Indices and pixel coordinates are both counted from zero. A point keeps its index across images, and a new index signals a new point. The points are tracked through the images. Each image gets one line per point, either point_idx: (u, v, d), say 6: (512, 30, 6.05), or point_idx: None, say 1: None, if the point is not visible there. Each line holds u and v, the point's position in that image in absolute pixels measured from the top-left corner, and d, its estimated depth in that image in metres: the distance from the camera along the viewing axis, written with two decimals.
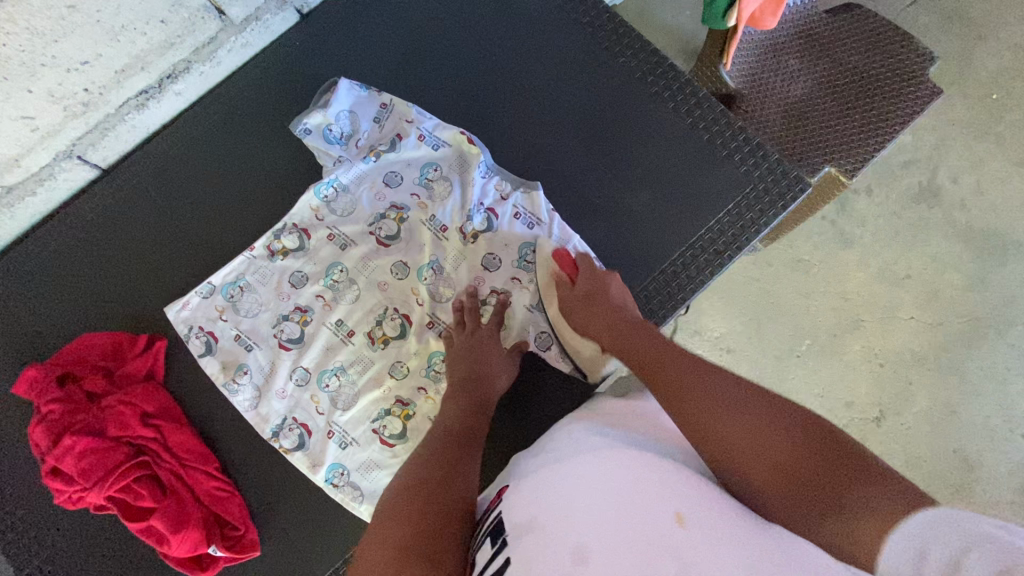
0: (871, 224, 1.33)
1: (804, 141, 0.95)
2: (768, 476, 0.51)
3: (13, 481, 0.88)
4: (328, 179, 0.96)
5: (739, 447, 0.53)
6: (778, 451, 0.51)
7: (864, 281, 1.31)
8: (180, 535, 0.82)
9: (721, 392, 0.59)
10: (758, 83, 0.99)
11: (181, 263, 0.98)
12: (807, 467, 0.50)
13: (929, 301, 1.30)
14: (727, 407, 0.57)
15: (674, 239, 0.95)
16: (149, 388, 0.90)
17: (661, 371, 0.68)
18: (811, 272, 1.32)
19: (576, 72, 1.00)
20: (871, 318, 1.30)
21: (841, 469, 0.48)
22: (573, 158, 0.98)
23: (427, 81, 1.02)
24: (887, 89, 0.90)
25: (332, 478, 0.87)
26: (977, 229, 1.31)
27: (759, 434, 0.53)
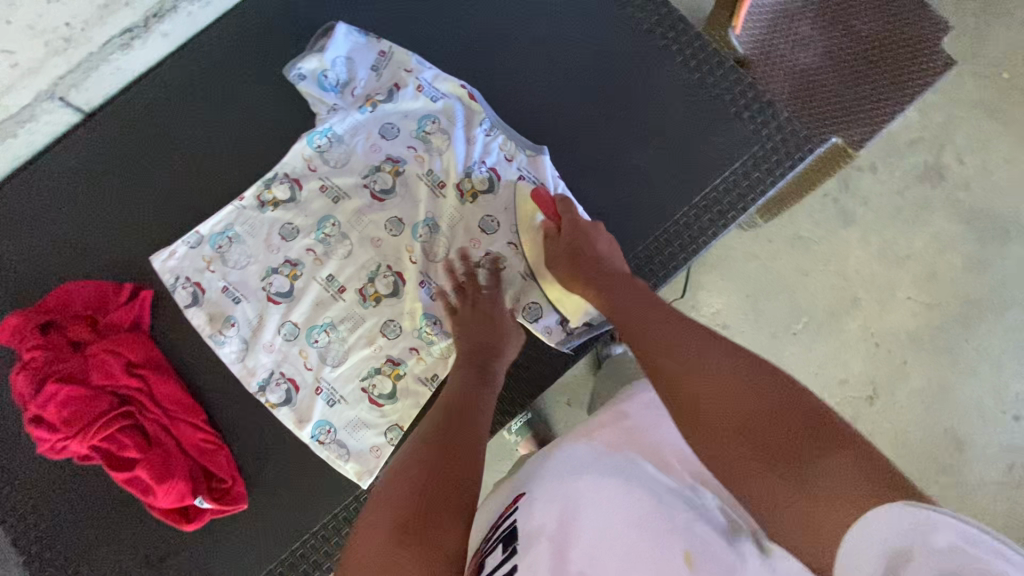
0: (874, 201, 1.31)
1: (818, 108, 0.91)
2: (730, 435, 0.46)
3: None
4: (322, 129, 0.93)
5: (706, 409, 0.48)
6: (759, 425, 0.45)
7: (865, 259, 1.29)
8: (166, 485, 0.81)
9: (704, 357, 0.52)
10: (772, 47, 0.92)
11: (167, 213, 0.95)
12: (777, 434, 0.44)
13: (928, 281, 1.28)
14: (696, 363, 0.52)
15: (676, 201, 0.92)
16: (134, 337, 0.88)
17: (643, 326, 0.61)
18: (811, 248, 1.30)
19: (581, 27, 0.96)
20: (869, 297, 1.28)
21: (816, 435, 0.43)
22: (576, 114, 0.94)
23: (427, 29, 0.97)
24: (900, 57, 0.90)
25: (318, 435, 0.86)
26: (981, 209, 1.29)
27: (739, 403, 0.47)
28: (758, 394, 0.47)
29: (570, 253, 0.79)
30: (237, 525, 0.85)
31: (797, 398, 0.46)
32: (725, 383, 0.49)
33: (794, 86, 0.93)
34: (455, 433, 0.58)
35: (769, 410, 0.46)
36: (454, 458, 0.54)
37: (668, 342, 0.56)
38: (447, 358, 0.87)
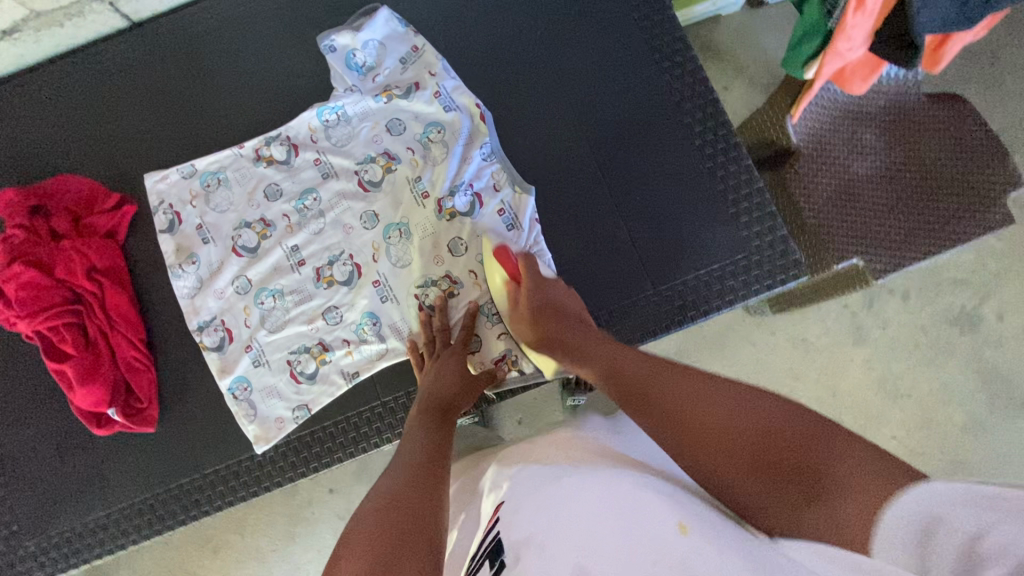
0: (893, 329, 1.28)
1: (835, 212, 1.03)
2: (753, 472, 0.49)
3: None
4: (333, 104, 0.95)
5: (711, 447, 0.52)
6: (763, 450, 0.49)
7: (861, 381, 1.27)
8: (86, 388, 0.86)
9: (700, 399, 0.56)
10: (823, 144, 1.05)
11: (168, 137, 0.99)
12: (787, 455, 0.48)
13: (917, 426, 1.25)
14: (691, 402, 0.56)
15: (642, 282, 0.89)
16: (106, 245, 0.93)
17: (630, 379, 0.64)
18: (809, 354, 1.28)
19: (616, 79, 0.94)
20: (852, 420, 1.26)
21: (816, 440, 0.47)
22: (576, 164, 0.92)
23: (461, 35, 0.97)
24: (958, 204, 0.97)
25: (234, 389, 0.90)
26: (1001, 373, 1.25)
27: (752, 429, 0.51)
28: (756, 420, 0.51)
29: (539, 302, 0.81)
30: (138, 442, 0.90)
31: (785, 413, 0.51)
32: (729, 426, 0.52)
33: (832, 189, 1.04)
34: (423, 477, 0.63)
35: (773, 434, 0.50)
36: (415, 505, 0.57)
37: (660, 396, 0.59)
38: (384, 361, 0.91)
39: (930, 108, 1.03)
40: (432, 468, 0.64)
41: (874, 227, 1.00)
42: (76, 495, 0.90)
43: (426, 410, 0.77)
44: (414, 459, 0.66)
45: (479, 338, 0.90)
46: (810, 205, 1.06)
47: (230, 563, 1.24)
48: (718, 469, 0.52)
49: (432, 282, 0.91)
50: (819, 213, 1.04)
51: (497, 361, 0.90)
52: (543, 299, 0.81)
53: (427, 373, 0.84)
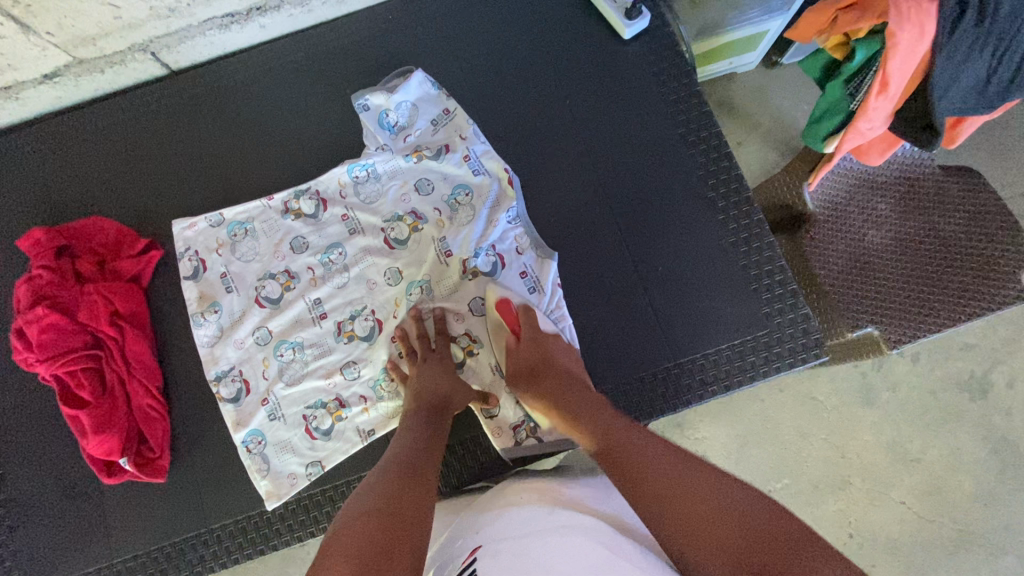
0: (903, 392, 1.27)
1: (850, 285, 1.02)
2: (727, 558, 0.52)
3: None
4: (364, 162, 0.97)
5: (678, 508, 0.58)
6: (716, 519, 0.55)
7: (870, 445, 1.26)
8: (100, 436, 0.85)
9: (691, 481, 0.60)
10: (833, 216, 1.08)
11: (197, 186, 1.00)
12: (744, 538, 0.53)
13: (927, 493, 1.23)
14: (666, 474, 0.62)
15: (663, 354, 0.89)
16: (129, 289, 0.93)
17: (617, 452, 0.67)
18: (819, 415, 1.27)
19: (640, 147, 0.96)
20: (861, 485, 1.24)
21: (778, 525, 0.53)
22: (600, 231, 0.93)
23: (493, 98, 0.99)
24: (966, 278, 0.90)
25: (248, 442, 0.90)
26: (1012, 442, 1.24)
27: (724, 518, 0.55)
28: (735, 507, 0.56)
29: (538, 359, 0.83)
30: (148, 492, 0.90)
31: (762, 504, 0.56)
32: (713, 513, 0.56)
33: (846, 262, 1.04)
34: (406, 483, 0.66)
35: (753, 524, 0.54)
36: (404, 519, 0.60)
37: (658, 479, 0.62)
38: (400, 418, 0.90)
39: (944, 182, 0.99)
40: (420, 474, 0.68)
41: (888, 295, 0.96)
42: (81, 543, 0.89)
43: (420, 411, 0.80)
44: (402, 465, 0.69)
45: (498, 403, 0.90)
46: (830, 280, 1.06)
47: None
48: (690, 548, 0.54)
49: (454, 338, 0.93)
50: (839, 286, 1.04)
51: (516, 427, 0.89)
52: (540, 354, 0.83)
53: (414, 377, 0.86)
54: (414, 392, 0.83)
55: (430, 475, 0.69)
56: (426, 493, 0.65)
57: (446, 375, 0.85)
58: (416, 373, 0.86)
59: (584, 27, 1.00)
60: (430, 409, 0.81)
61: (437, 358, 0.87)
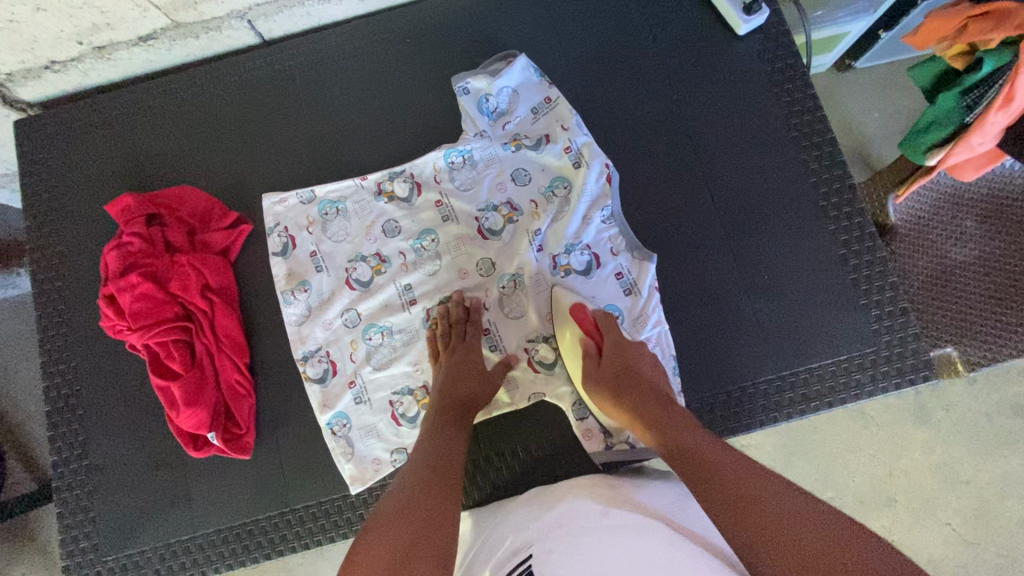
0: (959, 412, 1.24)
1: (943, 313, 0.84)
2: (787, 566, 0.47)
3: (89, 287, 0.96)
4: (461, 148, 0.95)
5: (740, 507, 0.53)
6: (778, 525, 0.50)
7: (919, 464, 1.23)
8: (190, 410, 0.85)
9: (758, 483, 0.55)
10: (919, 229, 0.89)
11: (287, 160, 0.98)
12: (821, 550, 0.47)
13: (974, 516, 1.20)
14: (729, 469, 0.58)
15: (766, 366, 0.86)
16: (219, 263, 0.92)
17: (687, 449, 0.63)
18: (870, 430, 1.24)
19: (746, 149, 0.93)
20: (907, 503, 1.22)
21: (857, 546, 0.47)
22: (703, 234, 0.91)
23: (597, 89, 0.96)
24: None
25: (333, 424, 0.89)
26: None
27: (791, 524, 0.49)
28: (817, 524, 0.49)
29: (621, 366, 0.79)
30: (231, 468, 0.89)
31: (827, 513, 0.50)
32: (783, 518, 0.51)
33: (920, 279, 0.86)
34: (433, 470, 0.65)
35: (816, 533, 0.48)
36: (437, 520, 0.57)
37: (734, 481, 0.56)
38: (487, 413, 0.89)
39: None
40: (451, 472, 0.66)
41: (989, 319, 0.81)
42: (160, 513, 0.89)
43: (444, 412, 0.76)
44: (434, 462, 0.67)
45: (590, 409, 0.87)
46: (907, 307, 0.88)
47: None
48: (748, 537, 0.50)
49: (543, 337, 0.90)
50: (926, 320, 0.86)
51: (607, 430, 0.87)
52: (624, 360, 0.79)
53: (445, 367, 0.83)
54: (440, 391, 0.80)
55: (459, 467, 0.67)
56: (452, 475, 0.65)
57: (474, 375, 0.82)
58: (441, 371, 0.84)
59: (695, 19, 0.97)
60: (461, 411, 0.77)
61: (462, 353, 0.84)
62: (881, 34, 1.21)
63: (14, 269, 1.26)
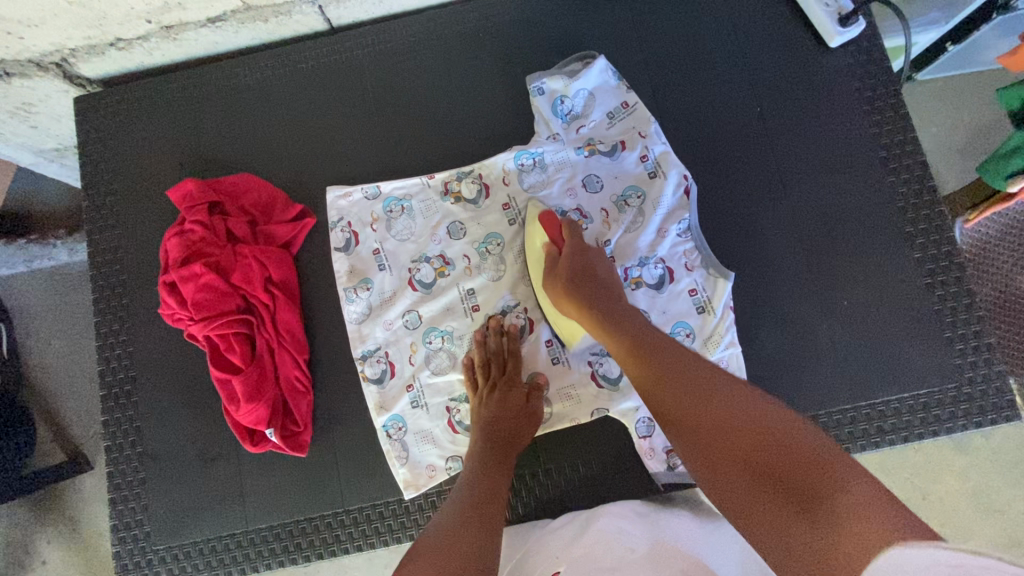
0: (999, 438, 1.16)
1: None
2: (744, 475, 0.49)
3: (147, 273, 0.95)
4: (533, 150, 0.92)
5: (703, 426, 0.55)
6: (733, 434, 0.52)
7: (953, 488, 1.15)
8: (250, 405, 0.84)
9: (723, 392, 0.57)
10: None
11: (353, 154, 0.96)
12: (777, 458, 0.48)
13: (1006, 546, 1.12)
14: (689, 380, 0.60)
15: (841, 395, 0.84)
16: (282, 256, 0.90)
17: (656, 365, 0.65)
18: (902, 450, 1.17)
19: (829, 169, 0.90)
20: (939, 528, 1.14)
21: (839, 469, 0.45)
22: (782, 256, 0.88)
23: (679, 98, 0.93)
24: None
25: (389, 427, 0.88)
26: None
27: (757, 435, 0.51)
28: (770, 434, 0.50)
29: (578, 267, 0.80)
30: (288, 466, 0.88)
31: (794, 425, 0.50)
32: (733, 426, 0.53)
33: None
34: (474, 503, 0.68)
35: (763, 437, 0.50)
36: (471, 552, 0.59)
37: (695, 395, 0.58)
38: (548, 426, 0.88)
39: None
40: (486, 510, 0.67)
41: None
42: (212, 505, 0.88)
43: (490, 451, 0.78)
44: (472, 501, 0.69)
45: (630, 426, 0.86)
46: None
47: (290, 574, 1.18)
48: (721, 469, 0.52)
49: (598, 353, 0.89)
50: None
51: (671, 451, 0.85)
52: (582, 262, 0.80)
53: (485, 402, 0.83)
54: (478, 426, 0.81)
55: (499, 508, 0.68)
56: (494, 518, 0.66)
57: (516, 409, 0.82)
58: (482, 406, 0.83)
59: (783, 31, 0.94)
60: (500, 454, 0.78)
61: (501, 386, 0.83)
62: (948, 47, 1.09)
63: (49, 241, 1.32)
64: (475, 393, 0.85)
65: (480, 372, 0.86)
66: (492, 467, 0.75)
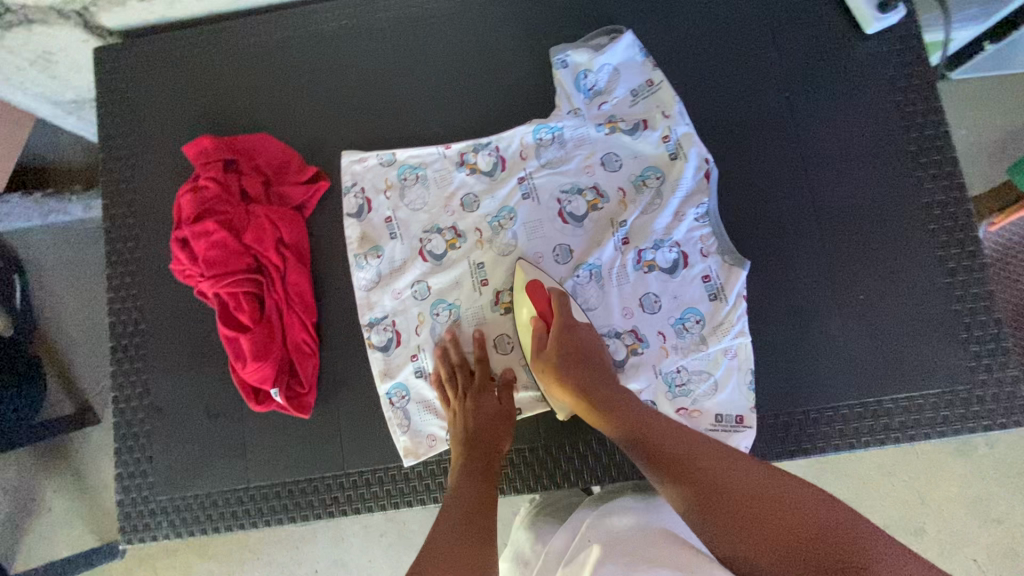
0: (1001, 447, 1.14)
1: None
2: (784, 557, 0.50)
3: (159, 227, 0.95)
4: (552, 125, 0.90)
5: (727, 501, 0.56)
6: (748, 506, 0.55)
7: (953, 497, 1.13)
8: (257, 364, 0.84)
9: (728, 471, 0.59)
10: None
11: (369, 118, 0.95)
12: (810, 530, 0.51)
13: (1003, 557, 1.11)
14: (714, 464, 0.61)
15: (849, 390, 0.83)
16: (294, 218, 0.90)
17: (655, 444, 0.66)
18: (904, 455, 1.15)
19: (853, 160, 0.87)
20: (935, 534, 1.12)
21: (863, 537, 0.49)
22: (799, 246, 0.86)
23: (705, 79, 0.90)
24: None
25: (392, 394, 0.88)
26: None
27: (762, 501, 0.55)
28: (783, 501, 0.54)
29: (564, 337, 0.80)
30: (291, 426, 0.89)
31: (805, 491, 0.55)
32: (750, 508, 0.55)
33: None
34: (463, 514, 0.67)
35: (790, 512, 0.53)
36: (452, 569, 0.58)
37: (714, 481, 0.59)
38: (550, 403, 0.87)
39: None
40: (467, 517, 0.67)
41: None
42: (215, 459, 0.90)
43: (469, 456, 0.77)
44: (465, 510, 0.68)
45: None
46: None
47: (285, 535, 1.20)
48: (739, 540, 0.53)
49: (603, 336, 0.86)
50: None
51: None
52: (570, 324, 0.81)
53: (457, 417, 0.83)
54: (456, 435, 0.81)
55: (489, 516, 0.68)
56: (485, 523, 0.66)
57: (490, 412, 0.82)
58: (456, 417, 0.83)
59: (818, 15, 0.91)
60: (483, 460, 0.77)
61: (476, 391, 0.84)
62: (987, 46, 1.06)
63: (65, 197, 1.31)
64: (448, 408, 0.85)
65: (447, 382, 0.86)
66: (480, 474, 0.75)
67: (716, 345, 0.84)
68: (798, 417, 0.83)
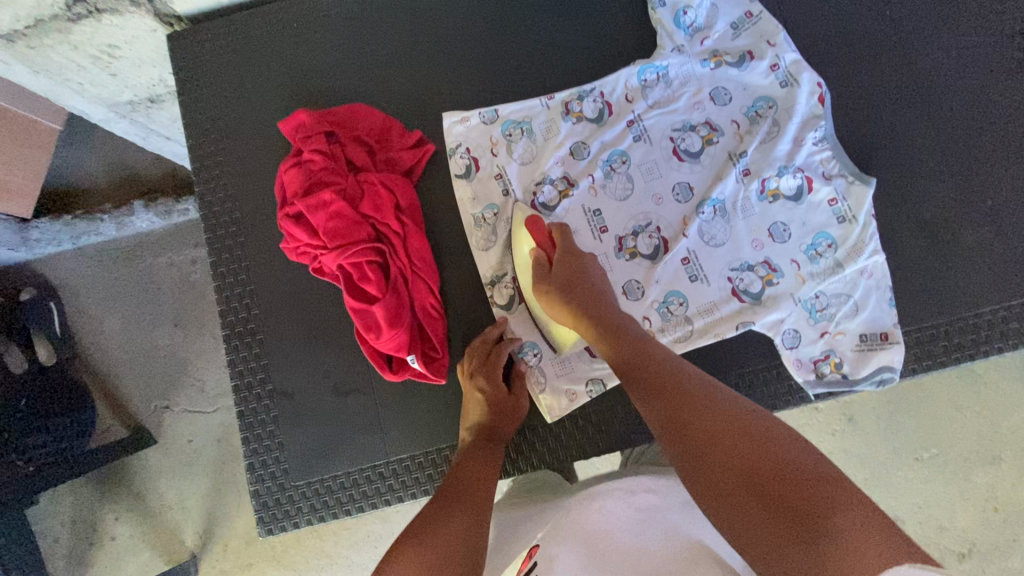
0: None
1: None
2: (750, 502, 0.48)
3: (261, 209, 0.92)
4: (657, 65, 0.89)
5: (714, 426, 0.55)
6: (740, 447, 0.52)
7: None
8: (392, 331, 0.82)
9: (721, 416, 0.55)
10: None
11: (468, 79, 0.93)
12: (786, 485, 0.47)
13: None
14: (712, 411, 0.57)
15: (990, 295, 0.83)
16: (407, 183, 0.88)
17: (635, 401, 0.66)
18: (976, 386, 1.14)
19: (957, 73, 0.87)
20: (1013, 460, 1.12)
21: (837, 493, 0.45)
22: (918, 161, 0.86)
23: (805, 6, 0.90)
24: None
25: (524, 352, 0.87)
26: None
27: (764, 451, 0.50)
28: (783, 450, 0.50)
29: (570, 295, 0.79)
30: (426, 395, 0.87)
31: (800, 448, 0.50)
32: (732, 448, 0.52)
33: None
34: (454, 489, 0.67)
35: (775, 456, 0.49)
36: (450, 542, 0.59)
37: (704, 415, 0.57)
38: (690, 342, 0.84)
39: None
40: (462, 496, 0.66)
41: None
42: (350, 438, 0.87)
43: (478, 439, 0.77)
44: (455, 488, 0.68)
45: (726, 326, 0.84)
46: None
47: (358, 535, 1.17)
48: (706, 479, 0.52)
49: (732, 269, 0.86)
50: None
51: (820, 361, 0.83)
52: (577, 269, 0.80)
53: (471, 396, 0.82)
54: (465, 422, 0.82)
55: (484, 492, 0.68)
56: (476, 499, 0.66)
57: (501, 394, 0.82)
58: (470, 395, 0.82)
59: None
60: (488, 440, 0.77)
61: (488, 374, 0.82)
62: None
63: (96, 216, 1.19)
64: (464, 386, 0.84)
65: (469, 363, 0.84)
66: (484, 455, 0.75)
67: (854, 265, 0.83)
68: (944, 328, 0.83)
